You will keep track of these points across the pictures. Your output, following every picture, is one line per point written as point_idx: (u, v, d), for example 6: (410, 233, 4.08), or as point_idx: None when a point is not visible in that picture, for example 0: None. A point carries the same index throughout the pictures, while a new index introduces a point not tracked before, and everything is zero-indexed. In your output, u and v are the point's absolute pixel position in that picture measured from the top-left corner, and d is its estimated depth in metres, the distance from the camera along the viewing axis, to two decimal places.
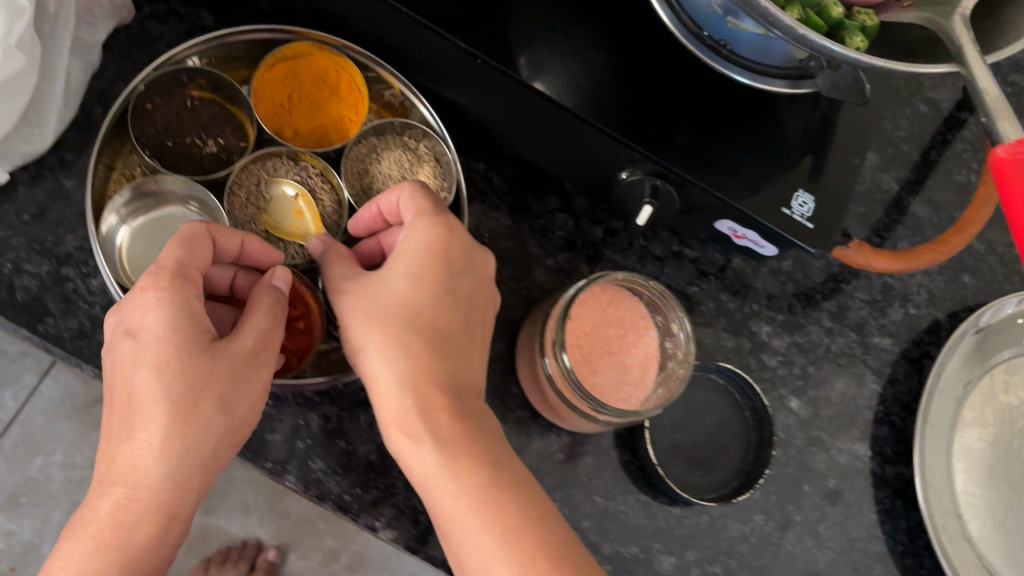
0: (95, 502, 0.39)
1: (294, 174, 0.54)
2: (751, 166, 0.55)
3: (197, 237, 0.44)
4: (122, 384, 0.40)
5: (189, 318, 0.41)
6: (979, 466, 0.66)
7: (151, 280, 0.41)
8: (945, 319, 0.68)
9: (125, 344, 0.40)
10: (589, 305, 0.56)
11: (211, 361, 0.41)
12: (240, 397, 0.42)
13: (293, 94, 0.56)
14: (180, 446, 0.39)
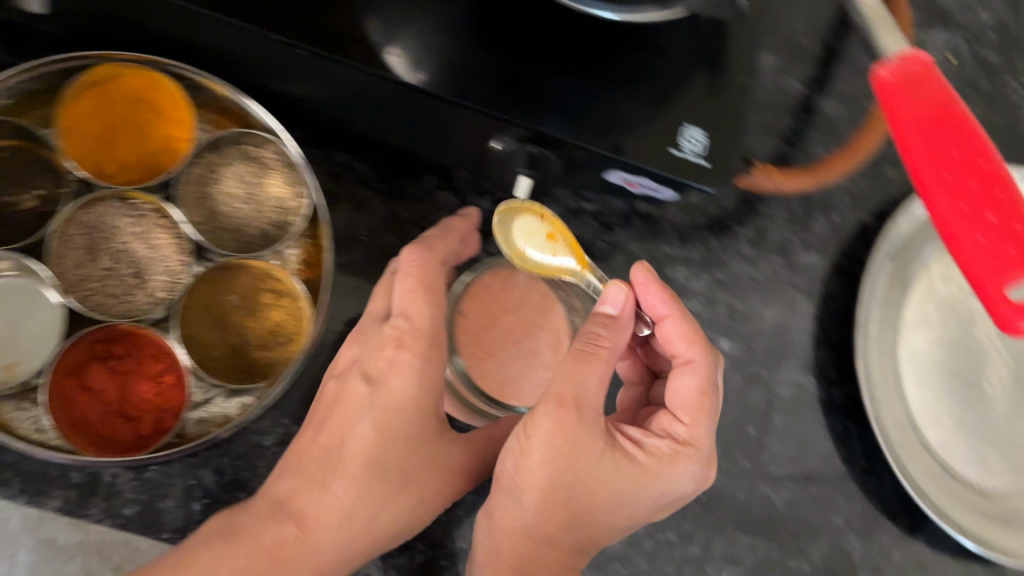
0: (257, 529, 0.44)
1: (125, 215, 0.49)
2: (631, 112, 0.50)
3: (438, 278, 0.49)
4: (343, 424, 0.46)
5: (434, 379, 0.47)
6: (928, 369, 0.62)
7: (404, 330, 0.47)
8: (873, 221, 0.63)
9: (366, 382, 0.47)
10: (482, 300, 0.56)
11: (438, 425, 0.48)
12: (432, 472, 0.47)
13: (109, 123, 0.50)
14: (384, 508, 0.46)
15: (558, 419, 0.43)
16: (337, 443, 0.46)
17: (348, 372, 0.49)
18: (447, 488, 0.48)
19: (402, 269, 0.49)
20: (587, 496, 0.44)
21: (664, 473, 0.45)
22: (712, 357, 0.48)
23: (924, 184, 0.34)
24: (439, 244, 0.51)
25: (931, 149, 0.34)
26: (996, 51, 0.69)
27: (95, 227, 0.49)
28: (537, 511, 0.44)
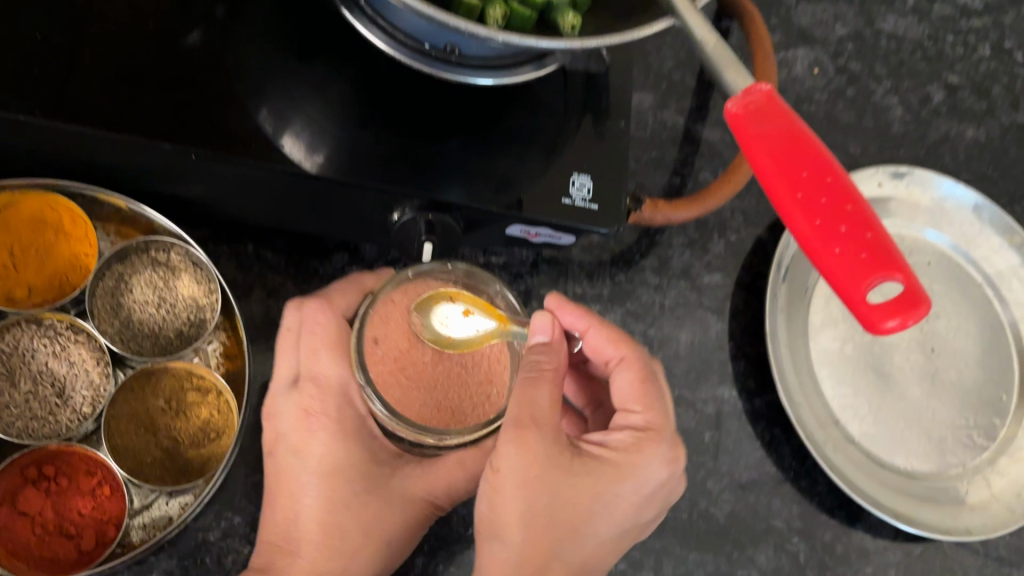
0: None
1: (40, 337, 0.49)
2: (519, 167, 0.53)
3: (341, 332, 0.50)
4: (287, 505, 0.49)
5: (353, 432, 0.49)
6: (841, 367, 0.65)
7: (313, 395, 0.49)
8: (767, 235, 0.66)
9: (296, 457, 0.49)
10: (387, 321, 0.50)
11: (372, 477, 0.49)
12: (391, 512, 0.50)
13: (14, 249, 0.51)
14: (351, 564, 0.49)
15: (517, 459, 0.43)
16: (292, 516, 0.49)
17: (275, 449, 0.50)
18: (412, 527, 0.51)
19: (304, 326, 0.50)
20: (571, 518, 0.43)
21: (633, 463, 0.45)
22: (638, 350, 0.50)
23: (782, 204, 0.36)
24: (338, 295, 0.51)
25: (782, 174, 0.36)
26: (857, 61, 0.74)
27: (11, 352, 0.49)
28: (527, 552, 0.42)
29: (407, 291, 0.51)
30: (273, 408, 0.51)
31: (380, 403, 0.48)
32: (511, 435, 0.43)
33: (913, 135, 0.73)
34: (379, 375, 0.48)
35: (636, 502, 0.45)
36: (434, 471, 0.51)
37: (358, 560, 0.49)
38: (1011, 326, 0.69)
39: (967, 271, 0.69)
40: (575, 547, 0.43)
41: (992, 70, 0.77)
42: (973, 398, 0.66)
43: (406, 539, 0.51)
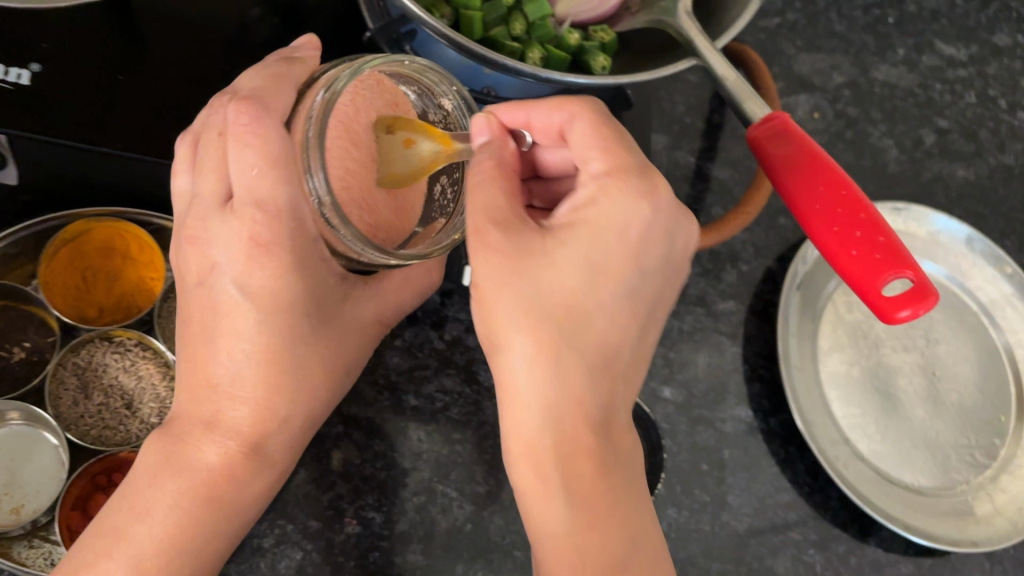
0: (194, 454, 0.42)
1: (112, 353, 0.53)
2: None
3: (285, 144, 0.39)
4: (223, 358, 0.42)
5: (308, 260, 0.41)
6: (849, 388, 0.69)
7: (256, 220, 0.39)
8: (776, 265, 0.71)
9: (236, 293, 0.41)
10: (337, 143, 0.40)
11: (328, 308, 0.43)
12: (345, 340, 0.46)
13: (86, 272, 0.54)
14: (297, 407, 0.44)
15: (499, 264, 0.38)
16: (233, 363, 0.42)
17: (207, 279, 0.41)
18: (365, 344, 0.48)
19: (231, 132, 0.39)
20: (572, 298, 0.39)
21: (606, 203, 0.40)
22: (584, 100, 0.44)
23: (803, 215, 0.41)
24: (270, 94, 0.40)
25: (801, 187, 0.41)
26: (854, 106, 0.80)
27: (85, 368, 0.52)
28: (542, 350, 0.38)
29: (342, 105, 0.41)
30: (200, 234, 0.41)
31: (334, 205, 0.38)
32: (474, 236, 0.39)
33: (907, 174, 0.79)
34: (341, 189, 0.40)
35: (612, 233, 0.40)
36: (381, 292, 0.47)
37: (312, 390, 0.45)
38: (1006, 351, 0.73)
39: (964, 300, 0.74)
40: (589, 350, 0.39)
41: (978, 115, 0.82)
42: (973, 419, 0.70)
43: (366, 338, 0.48)
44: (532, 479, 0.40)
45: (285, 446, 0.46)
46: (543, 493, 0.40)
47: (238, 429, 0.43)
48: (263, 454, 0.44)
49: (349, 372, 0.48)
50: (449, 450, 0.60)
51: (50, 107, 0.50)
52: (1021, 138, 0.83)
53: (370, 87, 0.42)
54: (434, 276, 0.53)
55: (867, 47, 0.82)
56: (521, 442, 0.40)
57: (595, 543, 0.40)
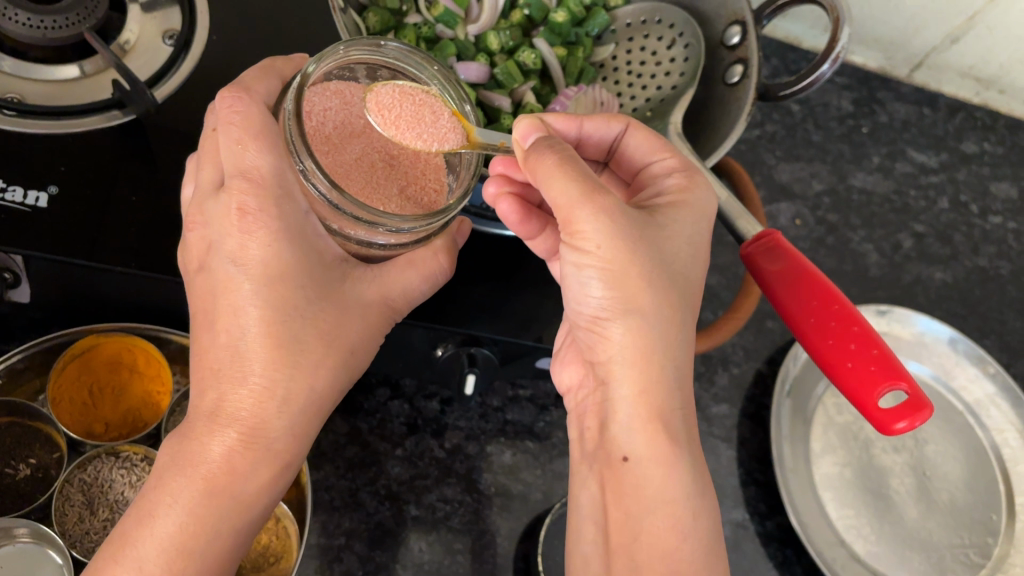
0: (203, 444, 0.40)
1: (118, 469, 0.53)
2: (544, 307, 0.60)
3: (268, 121, 0.40)
4: (230, 334, 0.40)
5: (297, 228, 0.40)
6: (843, 489, 0.70)
7: (243, 190, 0.39)
8: (765, 367, 0.73)
9: (232, 264, 0.40)
10: (323, 136, 0.41)
11: (324, 280, 0.42)
12: (348, 321, 0.43)
13: (93, 387, 0.55)
14: (309, 385, 0.41)
15: (610, 228, 0.39)
16: (238, 338, 0.40)
17: (209, 260, 0.41)
18: (372, 332, 0.45)
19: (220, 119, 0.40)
20: (680, 268, 0.41)
21: (688, 188, 0.44)
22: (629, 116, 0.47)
23: (801, 328, 0.42)
24: (250, 82, 0.43)
25: (794, 297, 0.43)
26: (834, 213, 0.83)
27: (91, 485, 0.52)
28: (662, 310, 0.40)
29: (327, 107, 0.42)
30: (198, 216, 0.42)
31: (323, 176, 0.38)
32: (582, 198, 0.39)
33: (889, 277, 0.81)
34: (332, 168, 0.40)
35: (693, 212, 0.43)
36: (387, 275, 0.45)
37: (319, 371, 0.41)
38: (993, 450, 0.74)
39: (948, 399, 0.75)
40: (681, 319, 0.41)
41: (952, 219, 0.86)
42: (965, 518, 0.71)
43: (374, 326, 0.45)
44: (649, 454, 0.40)
45: (292, 438, 0.42)
46: (663, 462, 0.39)
47: (244, 416, 0.40)
48: (270, 444, 0.41)
49: (355, 362, 0.44)
50: (450, 560, 0.60)
51: (69, 232, 0.52)
52: (994, 241, 0.86)
53: (353, 90, 0.44)
54: (442, 260, 0.47)
55: (843, 156, 0.86)
56: (637, 412, 0.40)
57: (695, 518, 0.39)
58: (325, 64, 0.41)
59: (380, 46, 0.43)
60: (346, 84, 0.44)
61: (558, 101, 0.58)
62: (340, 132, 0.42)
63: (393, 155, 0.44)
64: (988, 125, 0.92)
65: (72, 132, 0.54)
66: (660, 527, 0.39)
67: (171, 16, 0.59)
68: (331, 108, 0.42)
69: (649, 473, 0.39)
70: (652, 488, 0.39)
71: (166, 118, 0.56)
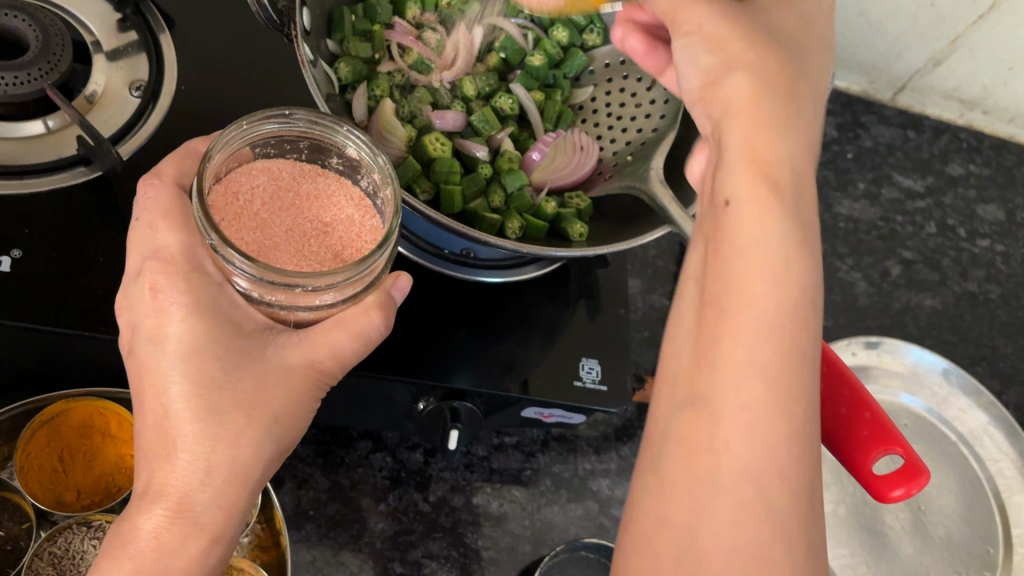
0: (132, 523, 0.38)
1: (89, 539, 0.51)
2: (527, 355, 0.59)
3: (187, 208, 0.41)
4: (154, 411, 0.40)
5: (209, 300, 0.40)
6: (836, 527, 0.69)
7: (156, 270, 0.39)
8: None
9: (152, 343, 0.40)
10: (235, 216, 0.41)
11: (243, 349, 0.40)
12: (272, 388, 0.41)
13: (63, 453, 0.53)
14: (234, 455, 0.40)
15: (745, 67, 0.39)
16: (160, 416, 0.39)
17: (134, 344, 0.41)
18: (298, 401, 0.42)
19: (141, 214, 0.41)
20: (799, 97, 0.40)
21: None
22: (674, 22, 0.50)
23: None
24: (164, 164, 0.43)
25: None
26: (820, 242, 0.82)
27: (62, 557, 0.51)
28: (777, 79, 0.39)
29: (254, 184, 0.43)
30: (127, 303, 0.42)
31: (235, 250, 0.37)
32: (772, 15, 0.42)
33: (877, 305, 0.80)
34: (250, 244, 0.40)
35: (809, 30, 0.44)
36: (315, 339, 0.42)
37: (241, 441, 0.40)
38: (989, 481, 0.73)
39: (941, 430, 0.74)
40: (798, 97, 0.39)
41: (939, 244, 0.85)
42: (961, 553, 0.70)
43: (302, 393, 0.42)
44: (751, 200, 0.36)
45: (222, 513, 0.40)
46: (760, 203, 0.36)
47: (172, 490, 0.39)
48: (198, 518, 0.39)
49: (283, 431, 0.42)
50: None
51: (35, 298, 0.50)
52: (982, 265, 0.85)
53: (283, 166, 0.44)
54: (375, 318, 0.43)
55: (828, 183, 0.85)
56: (748, 170, 0.37)
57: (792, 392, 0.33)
58: (232, 143, 0.41)
59: (285, 118, 0.42)
60: (275, 163, 0.44)
61: (537, 147, 0.57)
62: (261, 212, 0.42)
63: (328, 223, 0.43)
64: (973, 146, 0.91)
65: (39, 191, 0.52)
66: (761, 280, 0.34)
67: (139, 67, 0.58)
68: (257, 185, 0.43)
69: (750, 339, 0.34)
70: (748, 230, 0.36)
71: (135, 173, 0.55)
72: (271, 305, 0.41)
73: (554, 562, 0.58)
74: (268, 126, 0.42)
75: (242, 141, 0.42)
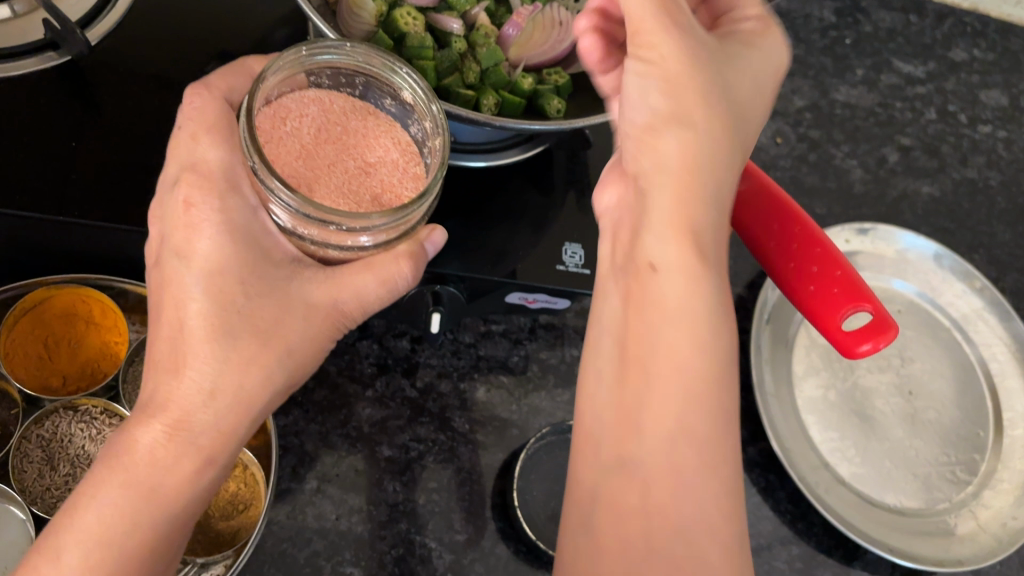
0: (136, 432, 0.40)
1: (76, 422, 0.52)
2: (512, 240, 0.58)
3: (224, 118, 0.42)
4: (175, 320, 0.40)
5: (239, 223, 0.40)
6: (827, 412, 0.69)
7: (191, 184, 0.40)
8: (746, 292, 0.72)
9: (177, 258, 0.40)
10: (279, 138, 0.41)
11: (267, 279, 0.41)
12: (290, 318, 0.41)
13: (48, 341, 0.54)
14: (245, 382, 0.41)
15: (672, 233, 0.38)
16: (177, 332, 0.40)
17: (162, 255, 0.42)
18: (315, 339, 0.43)
19: (184, 124, 0.42)
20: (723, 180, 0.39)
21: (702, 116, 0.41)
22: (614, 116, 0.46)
23: (759, 250, 0.40)
24: (216, 78, 0.44)
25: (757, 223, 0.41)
26: (816, 128, 0.80)
27: (51, 438, 0.51)
28: (708, 319, 0.37)
29: (304, 114, 0.43)
30: (159, 211, 0.42)
31: (279, 183, 0.37)
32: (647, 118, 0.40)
33: (874, 192, 0.79)
34: (291, 174, 0.40)
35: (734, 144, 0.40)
36: (339, 276, 0.42)
37: (251, 367, 0.41)
38: (981, 364, 0.73)
39: (934, 315, 0.74)
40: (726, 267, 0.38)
41: (940, 131, 0.83)
42: (952, 436, 0.70)
43: (315, 332, 0.43)
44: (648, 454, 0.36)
45: (219, 439, 0.41)
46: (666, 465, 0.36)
47: (174, 408, 0.40)
48: (197, 439, 0.41)
49: (296, 365, 0.43)
50: (425, 499, 0.59)
51: (10, 184, 0.49)
52: (983, 151, 0.83)
53: (333, 100, 0.44)
54: (405, 266, 0.43)
55: (825, 69, 0.83)
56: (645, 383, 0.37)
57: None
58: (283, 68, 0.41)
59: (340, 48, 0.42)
60: (326, 93, 0.44)
61: (513, 24, 0.56)
62: (306, 139, 0.42)
63: (371, 163, 0.43)
64: (979, 31, 0.88)
65: (7, 77, 0.52)
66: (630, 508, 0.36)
67: None
68: (304, 114, 0.42)
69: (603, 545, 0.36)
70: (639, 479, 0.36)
71: (107, 60, 0.54)
72: (305, 240, 0.41)
73: (541, 444, 0.59)
74: (325, 56, 0.42)
75: (295, 67, 0.42)
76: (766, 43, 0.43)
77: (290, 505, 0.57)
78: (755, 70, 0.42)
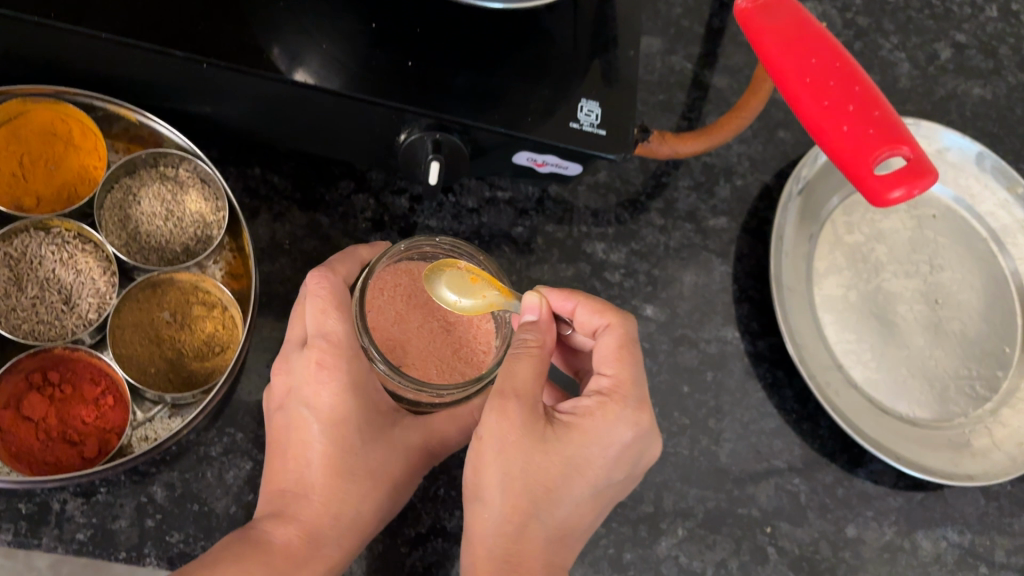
0: (268, 531, 0.45)
1: (48, 244, 0.50)
2: (527, 91, 0.52)
3: (344, 294, 0.47)
4: (298, 457, 0.46)
5: (364, 385, 0.46)
6: (845, 312, 0.65)
7: (322, 348, 0.45)
8: (773, 180, 0.67)
9: (304, 407, 0.46)
10: (380, 328, 0.49)
11: (377, 426, 0.47)
12: (391, 461, 0.48)
13: (24, 158, 0.52)
14: (357, 512, 0.47)
15: (502, 479, 0.41)
16: (303, 465, 0.46)
17: (287, 402, 0.47)
18: (407, 475, 0.49)
19: (310, 293, 0.46)
20: (566, 516, 0.42)
21: (605, 416, 0.43)
22: (625, 321, 0.46)
23: (791, 90, 0.36)
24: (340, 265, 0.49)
25: (790, 59, 0.36)
26: (866, 16, 0.74)
27: (20, 259, 0.50)
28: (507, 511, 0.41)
29: (396, 284, 0.50)
30: (285, 364, 0.48)
31: (379, 354, 0.45)
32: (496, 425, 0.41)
33: (920, 89, 0.74)
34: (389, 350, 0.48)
35: (606, 463, 0.42)
36: (431, 422, 0.49)
37: (364, 500, 0.47)
38: (1015, 280, 0.68)
39: (970, 223, 0.69)
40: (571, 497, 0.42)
41: (999, 30, 0.77)
42: (976, 349, 0.66)
43: (408, 469, 0.49)
44: None
45: (335, 553, 0.46)
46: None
47: (303, 518, 0.46)
48: (320, 547, 0.46)
49: (395, 498, 0.49)
50: None
51: None
52: None
53: (419, 267, 0.52)
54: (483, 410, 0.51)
55: None
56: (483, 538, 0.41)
57: None
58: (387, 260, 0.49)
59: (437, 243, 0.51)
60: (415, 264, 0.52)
61: None
62: (405, 315, 0.50)
63: (451, 320, 0.51)
64: None
65: None
66: None
67: None
68: (398, 283, 0.50)
69: None
70: None
71: None
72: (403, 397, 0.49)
73: None
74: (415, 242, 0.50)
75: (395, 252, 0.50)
76: (599, 433, 0.42)
77: (269, 356, 0.54)
78: (563, 460, 0.41)
